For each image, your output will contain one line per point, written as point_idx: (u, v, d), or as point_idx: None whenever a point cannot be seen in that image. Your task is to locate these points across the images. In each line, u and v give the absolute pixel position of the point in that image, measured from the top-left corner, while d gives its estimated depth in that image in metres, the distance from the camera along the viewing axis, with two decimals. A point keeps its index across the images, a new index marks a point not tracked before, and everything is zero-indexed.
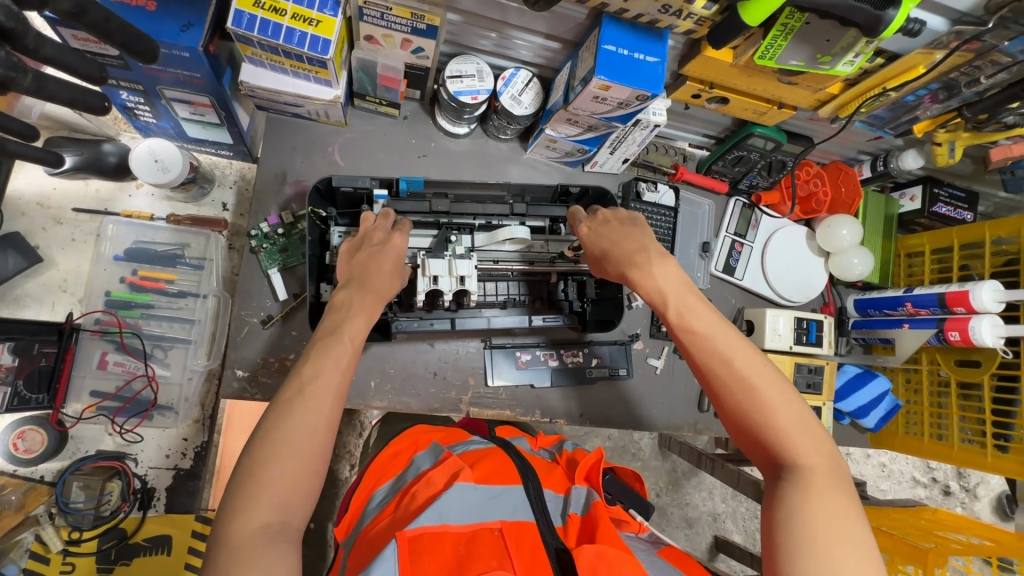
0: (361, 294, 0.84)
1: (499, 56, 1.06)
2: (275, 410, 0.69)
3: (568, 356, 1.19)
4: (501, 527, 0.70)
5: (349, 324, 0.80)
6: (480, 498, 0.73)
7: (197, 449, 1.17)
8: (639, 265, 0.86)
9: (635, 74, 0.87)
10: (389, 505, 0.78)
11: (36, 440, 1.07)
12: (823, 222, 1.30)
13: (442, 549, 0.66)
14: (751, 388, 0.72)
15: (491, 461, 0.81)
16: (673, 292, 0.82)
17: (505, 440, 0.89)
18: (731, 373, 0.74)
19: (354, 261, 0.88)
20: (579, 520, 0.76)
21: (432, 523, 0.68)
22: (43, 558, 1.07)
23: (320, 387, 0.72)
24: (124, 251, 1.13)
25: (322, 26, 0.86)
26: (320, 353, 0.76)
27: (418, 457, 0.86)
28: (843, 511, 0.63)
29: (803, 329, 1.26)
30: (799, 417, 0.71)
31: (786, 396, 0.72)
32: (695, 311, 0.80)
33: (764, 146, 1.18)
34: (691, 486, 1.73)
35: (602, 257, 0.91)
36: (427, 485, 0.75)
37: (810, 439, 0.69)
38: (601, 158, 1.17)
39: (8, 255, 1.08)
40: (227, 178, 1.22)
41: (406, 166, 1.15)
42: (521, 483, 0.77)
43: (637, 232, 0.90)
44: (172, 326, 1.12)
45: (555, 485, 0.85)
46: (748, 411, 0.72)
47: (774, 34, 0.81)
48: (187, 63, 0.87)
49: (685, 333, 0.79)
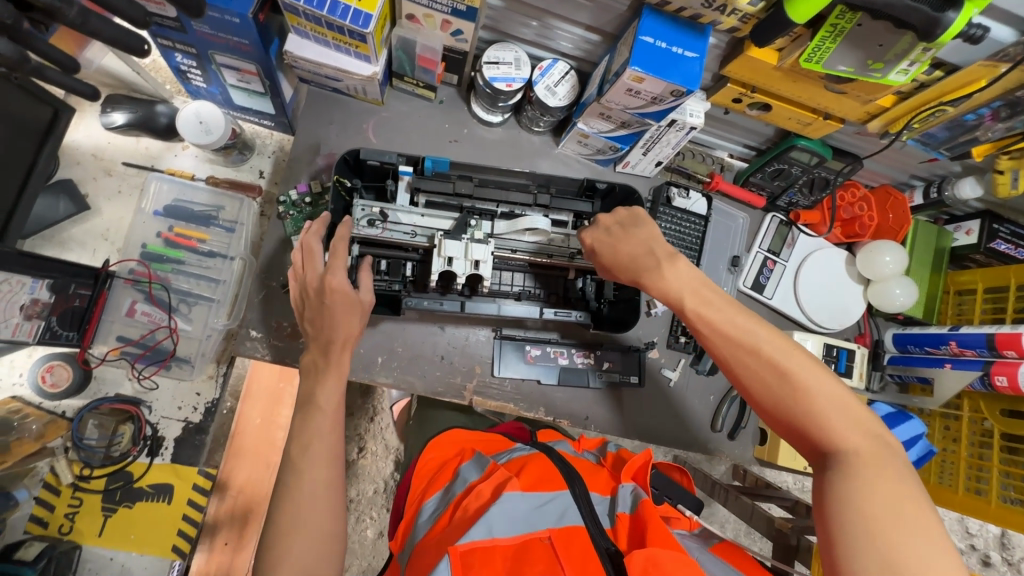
0: (320, 350, 0.88)
1: (540, 46, 1.06)
2: (278, 489, 0.75)
3: (579, 356, 1.16)
4: (550, 535, 0.68)
5: (321, 390, 0.84)
6: (528, 508, 0.71)
7: (208, 405, 1.20)
8: (648, 265, 0.83)
9: (671, 69, 0.85)
10: (441, 517, 0.76)
11: (62, 375, 1.11)
12: (866, 247, 1.24)
13: (491, 562, 0.66)
14: (779, 371, 0.68)
15: (534, 467, 0.79)
16: (686, 287, 0.79)
17: (548, 445, 0.87)
18: (757, 359, 0.69)
19: (309, 316, 0.91)
20: (628, 519, 0.73)
21: (482, 537, 0.67)
22: (54, 489, 1.11)
23: (314, 456, 0.77)
24: (164, 207, 1.19)
25: (365, 0, 0.88)
26: (303, 424, 0.80)
27: (465, 469, 0.84)
28: (899, 491, 0.58)
29: (832, 356, 1.19)
30: (836, 396, 0.66)
31: (820, 376, 0.67)
32: (710, 301, 0.76)
33: (806, 160, 1.13)
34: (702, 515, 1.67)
35: (609, 263, 0.90)
36: (476, 497, 0.73)
37: (853, 421, 0.64)
38: (633, 159, 1.15)
39: (60, 200, 1.15)
40: (267, 147, 1.26)
41: (437, 149, 1.17)
42: (567, 488, 0.75)
43: (641, 229, 0.87)
44: (199, 283, 1.19)
45: (601, 487, 0.81)
46: (781, 399, 0.67)
47: (823, 35, 0.77)
48: (237, 29, 0.91)
49: (704, 325, 0.75)
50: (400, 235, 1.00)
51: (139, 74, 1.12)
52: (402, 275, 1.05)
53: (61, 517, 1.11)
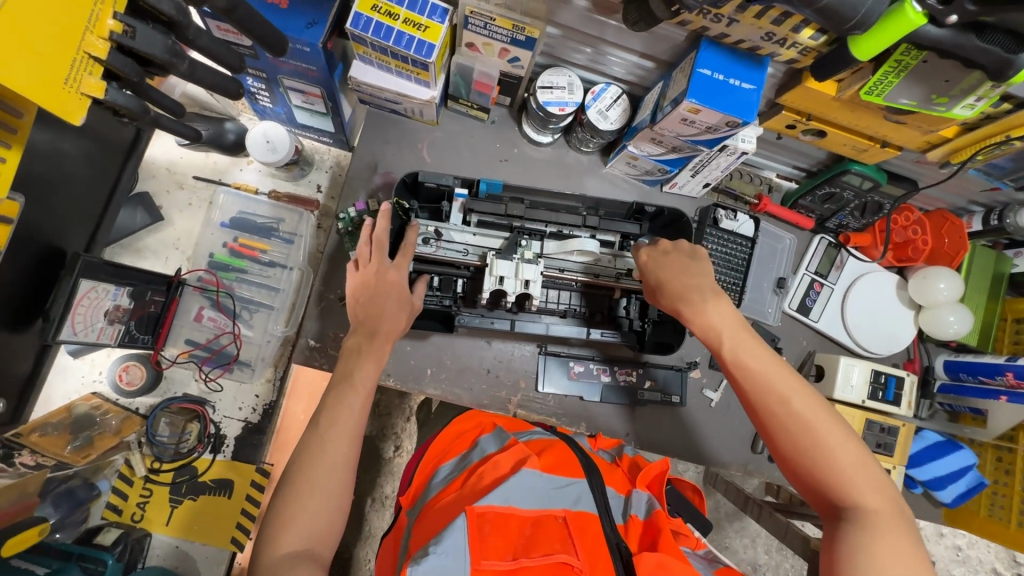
0: (369, 340, 0.96)
1: (592, 71, 1.08)
2: (300, 454, 0.84)
3: (621, 374, 1.19)
4: (565, 515, 0.74)
5: (359, 370, 0.93)
6: (547, 487, 0.78)
7: (266, 407, 1.27)
8: (692, 300, 0.89)
9: (727, 101, 0.86)
10: (454, 481, 0.82)
11: (137, 374, 1.20)
12: (919, 272, 1.21)
13: (508, 529, 0.71)
14: (808, 426, 0.75)
15: (556, 453, 0.86)
16: (724, 327, 0.85)
17: (568, 436, 0.94)
18: (789, 412, 0.76)
19: (361, 302, 0.98)
20: (640, 523, 0.79)
21: (499, 503, 0.73)
22: (128, 480, 1.19)
23: (338, 429, 0.86)
24: (230, 219, 1.26)
25: (428, 31, 0.92)
26: (336, 400, 0.89)
27: (483, 440, 0.90)
28: (906, 550, 0.66)
29: (880, 384, 1.17)
30: (858, 458, 0.73)
31: (845, 437, 0.74)
32: (749, 348, 0.82)
33: (861, 185, 1.12)
34: (733, 529, 1.68)
35: (654, 288, 0.94)
36: (494, 468, 0.79)
37: (873, 483, 0.71)
38: (681, 180, 1.17)
39: (138, 211, 1.23)
40: (325, 162, 1.33)
41: (488, 169, 1.20)
42: (584, 477, 0.81)
43: (699, 264, 0.92)
44: (260, 292, 1.25)
45: (617, 485, 0.88)
46: (807, 452, 0.74)
47: (886, 70, 0.77)
48: (308, 57, 0.96)
49: (738, 368, 0.82)
50: (452, 254, 1.04)
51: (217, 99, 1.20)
52: (453, 291, 1.08)
53: (134, 505, 1.19)
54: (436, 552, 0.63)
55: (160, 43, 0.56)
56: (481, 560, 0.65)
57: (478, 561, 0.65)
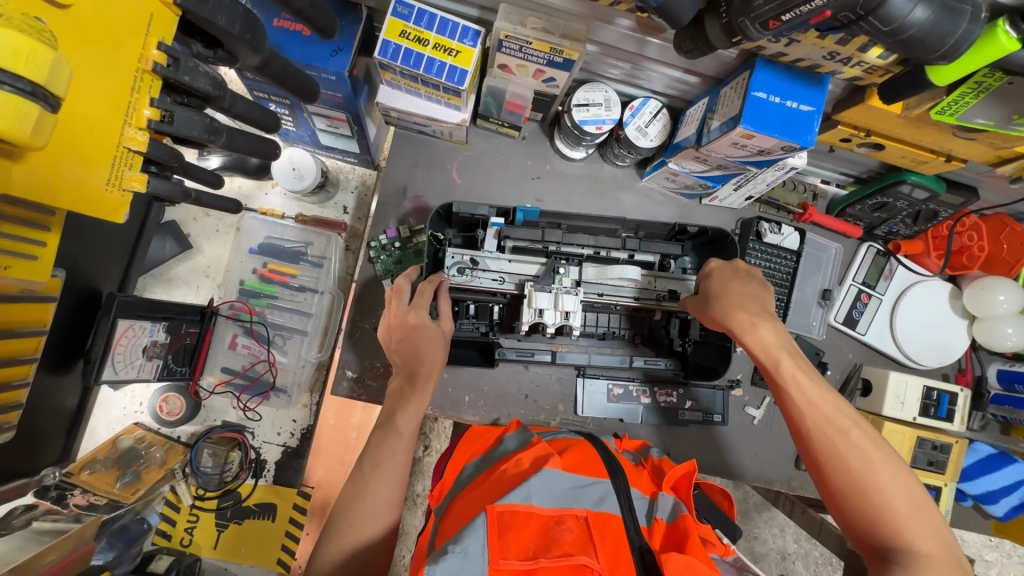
0: (411, 381, 0.93)
1: (629, 85, 1.03)
2: (349, 487, 0.85)
3: (661, 395, 1.16)
4: (587, 516, 0.75)
5: (402, 414, 0.91)
6: (571, 485, 0.79)
7: (304, 431, 1.27)
8: (746, 313, 0.85)
9: (783, 124, 0.81)
10: (479, 477, 0.87)
11: (177, 404, 1.20)
12: (977, 281, 1.15)
13: (528, 526, 0.72)
14: (865, 462, 0.71)
15: (577, 453, 0.88)
16: (783, 346, 0.81)
17: (593, 435, 0.96)
18: (846, 445, 0.73)
19: (395, 342, 0.94)
20: (664, 526, 0.79)
21: (520, 502, 0.74)
22: (175, 506, 1.21)
23: (381, 471, 0.85)
24: (258, 245, 1.24)
25: (460, 56, 0.87)
26: (379, 443, 0.88)
27: (507, 439, 0.96)
28: None
29: (932, 400, 1.13)
30: (915, 501, 0.70)
31: (903, 479, 0.71)
32: (807, 372, 0.79)
33: (916, 196, 1.05)
34: (761, 520, 1.66)
35: (720, 294, 0.89)
36: (517, 465, 0.83)
37: (929, 528, 0.68)
38: (723, 194, 1.11)
39: (167, 241, 1.22)
40: (350, 182, 1.30)
41: (519, 188, 1.16)
42: (608, 478, 0.82)
43: (759, 286, 0.89)
44: (293, 317, 1.24)
45: (643, 486, 0.88)
46: (860, 487, 0.71)
47: (963, 91, 0.70)
48: (333, 85, 0.91)
49: (795, 391, 0.78)
50: (488, 283, 1.00)
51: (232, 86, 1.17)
52: (489, 317, 1.07)
53: (182, 531, 1.22)
54: (455, 551, 0.65)
55: (199, 123, 0.61)
56: (500, 559, 0.66)
57: (497, 560, 0.66)
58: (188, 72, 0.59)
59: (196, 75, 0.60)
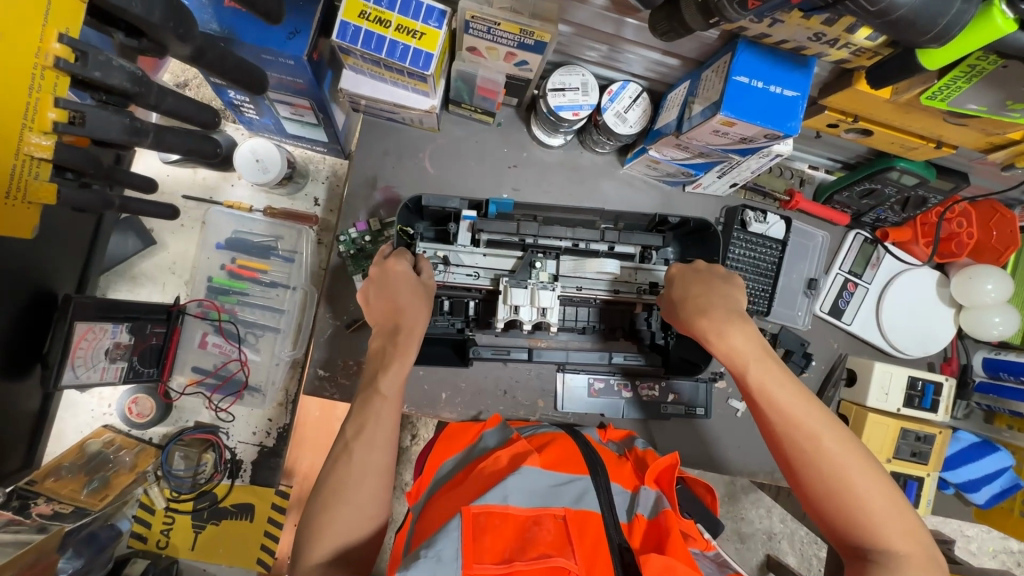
0: (394, 339, 0.85)
1: (607, 67, 0.97)
2: (330, 462, 0.76)
3: (644, 389, 1.14)
4: (566, 515, 0.72)
5: (385, 376, 0.82)
6: (548, 484, 0.77)
7: (280, 430, 1.23)
8: (714, 320, 0.81)
9: (766, 111, 0.76)
10: (458, 475, 0.85)
11: (147, 406, 1.16)
12: (963, 270, 1.13)
13: (505, 529, 0.70)
14: (839, 467, 0.69)
15: (557, 449, 0.85)
16: (750, 353, 0.77)
17: (574, 429, 0.93)
18: (818, 451, 0.70)
19: (374, 299, 0.90)
20: (645, 522, 0.77)
21: (496, 502, 0.71)
22: (150, 509, 1.18)
23: (365, 439, 0.76)
24: (225, 240, 1.19)
25: (425, 39, 0.82)
26: (362, 409, 0.79)
27: (487, 435, 0.93)
28: None
29: (916, 391, 1.11)
30: (890, 501, 0.68)
31: (878, 481, 0.69)
32: (776, 377, 0.75)
33: (904, 182, 1.01)
34: (748, 501, 1.66)
35: (685, 304, 0.86)
36: (495, 463, 0.81)
37: (906, 528, 0.67)
38: (706, 181, 1.07)
39: (129, 237, 1.17)
40: (321, 172, 1.24)
41: (495, 176, 1.11)
42: (588, 475, 0.79)
43: (728, 285, 0.87)
44: (264, 314, 1.20)
45: (624, 480, 0.84)
46: (835, 494, 0.69)
47: (954, 76, 0.67)
48: (291, 70, 0.85)
49: (764, 400, 0.74)
50: (463, 278, 0.97)
51: (186, 84, 1.17)
52: (465, 314, 1.02)
53: (158, 533, 1.18)
54: (427, 556, 0.64)
55: (117, 124, 0.61)
56: (473, 564, 0.64)
57: (471, 565, 0.64)
58: (98, 67, 0.57)
59: (108, 70, 0.58)
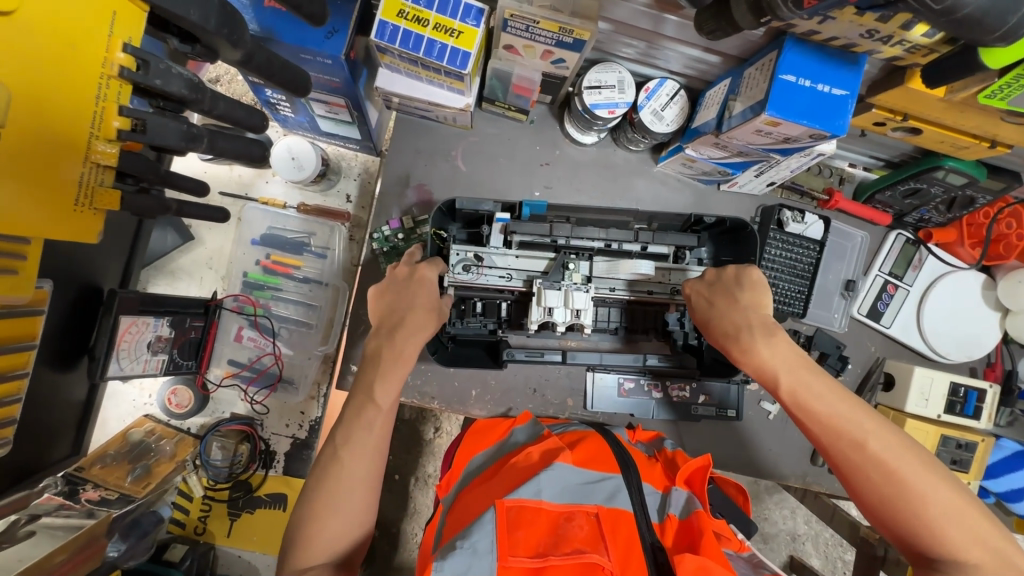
0: (390, 342, 0.87)
1: (645, 64, 0.95)
2: (318, 469, 0.80)
3: (674, 390, 1.13)
4: (598, 512, 0.72)
5: (381, 385, 0.84)
6: (581, 482, 0.77)
7: (313, 423, 1.25)
8: (740, 335, 0.79)
9: (813, 109, 0.74)
10: (488, 471, 0.85)
11: (186, 397, 1.20)
12: (1011, 274, 1.10)
13: (539, 524, 0.70)
14: (890, 473, 0.68)
15: (589, 446, 0.85)
16: (781, 364, 0.75)
17: (605, 428, 0.93)
18: (865, 459, 0.69)
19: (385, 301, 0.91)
20: (677, 522, 0.76)
21: (529, 497, 0.72)
22: (188, 497, 1.23)
23: (354, 448, 0.80)
24: (259, 236, 1.21)
25: (462, 37, 0.81)
26: (353, 415, 0.83)
27: (517, 431, 0.94)
28: None
29: (959, 397, 1.08)
30: (952, 503, 0.66)
31: (935, 483, 0.67)
32: (812, 386, 0.73)
33: (952, 181, 0.97)
34: (773, 502, 1.64)
35: (708, 321, 0.83)
36: (526, 459, 0.81)
37: (972, 531, 0.66)
38: (743, 180, 1.05)
39: (168, 232, 1.19)
40: (353, 170, 1.25)
41: (526, 175, 1.11)
42: (620, 473, 0.79)
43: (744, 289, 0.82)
44: (298, 309, 1.22)
45: (655, 481, 0.83)
46: (890, 501, 0.68)
47: (1017, 74, 0.64)
48: (329, 69, 0.86)
49: (802, 411, 0.74)
50: (495, 280, 0.95)
51: (222, 80, 1.19)
52: (497, 315, 1.02)
53: (196, 520, 1.23)
54: (463, 547, 0.65)
55: (175, 131, 0.65)
56: (508, 556, 0.65)
57: (505, 557, 0.65)
58: (159, 75, 0.61)
59: (168, 78, 0.61)
